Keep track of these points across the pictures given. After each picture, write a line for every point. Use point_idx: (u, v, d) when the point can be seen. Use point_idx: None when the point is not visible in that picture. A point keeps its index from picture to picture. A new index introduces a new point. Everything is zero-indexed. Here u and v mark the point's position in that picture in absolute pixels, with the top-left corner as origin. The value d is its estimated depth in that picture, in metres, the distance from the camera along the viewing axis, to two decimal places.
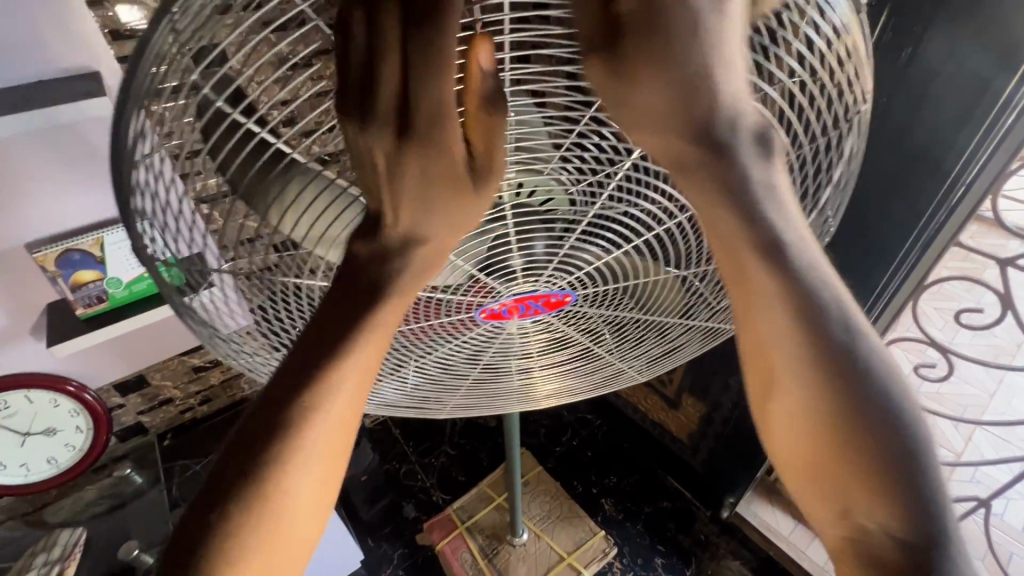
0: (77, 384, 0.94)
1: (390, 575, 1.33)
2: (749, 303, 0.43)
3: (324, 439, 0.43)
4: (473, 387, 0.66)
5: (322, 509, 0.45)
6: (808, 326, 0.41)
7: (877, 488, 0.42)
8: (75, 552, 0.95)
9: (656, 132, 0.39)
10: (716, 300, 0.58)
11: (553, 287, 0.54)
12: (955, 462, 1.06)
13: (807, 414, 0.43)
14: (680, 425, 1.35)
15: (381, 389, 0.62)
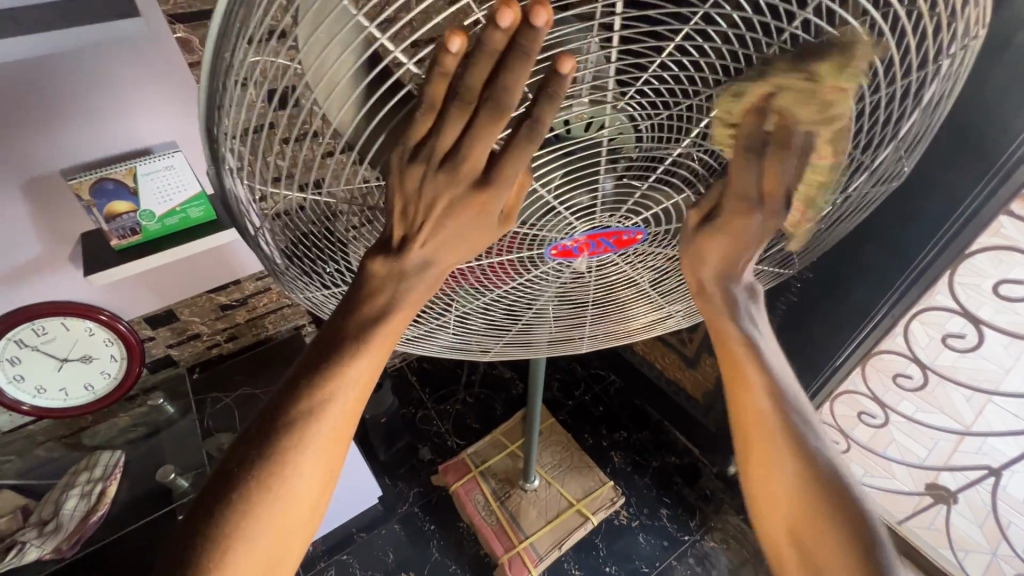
0: (109, 314, 0.96)
1: (406, 511, 1.37)
2: (737, 388, 0.57)
3: (327, 439, 0.42)
4: (520, 330, 0.67)
5: (320, 505, 0.44)
6: (777, 414, 0.55)
7: (841, 549, 0.51)
8: (115, 473, 1.01)
9: (697, 269, 0.54)
10: (764, 244, 0.59)
11: (627, 224, 0.53)
12: (963, 433, 1.08)
13: (785, 481, 0.54)
14: (695, 384, 1.37)
15: (434, 331, 0.62)
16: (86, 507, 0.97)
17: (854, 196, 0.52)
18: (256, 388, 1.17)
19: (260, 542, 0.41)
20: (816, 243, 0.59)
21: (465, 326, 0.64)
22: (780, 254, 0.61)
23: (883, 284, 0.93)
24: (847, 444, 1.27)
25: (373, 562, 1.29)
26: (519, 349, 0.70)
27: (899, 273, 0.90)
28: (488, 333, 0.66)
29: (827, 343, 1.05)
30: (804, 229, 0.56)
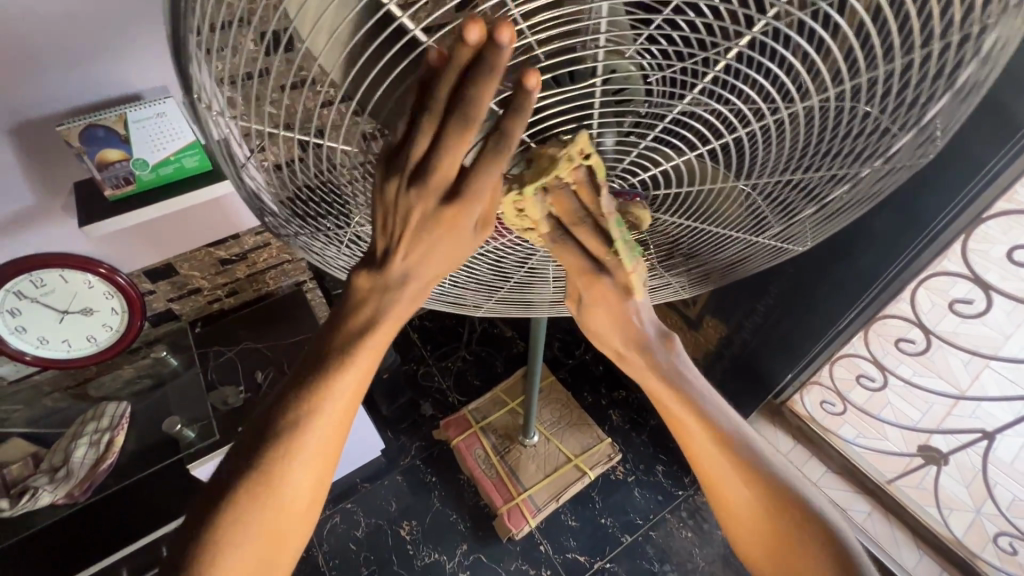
0: (107, 266, 0.95)
1: (407, 464, 1.41)
2: (678, 427, 0.57)
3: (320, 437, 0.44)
4: (512, 288, 0.66)
5: (310, 513, 0.46)
6: (718, 444, 0.55)
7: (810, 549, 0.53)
8: (122, 423, 1.02)
9: (607, 316, 0.56)
10: (780, 219, 0.54)
11: (622, 186, 0.51)
12: (958, 397, 1.09)
13: (750, 502, 0.54)
14: (696, 345, 1.38)
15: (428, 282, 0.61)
16: (95, 456, 0.99)
17: (882, 167, 0.46)
18: (258, 343, 1.16)
19: (247, 548, 0.44)
20: (834, 216, 0.54)
21: (454, 280, 0.62)
22: (795, 229, 0.56)
23: (892, 252, 0.91)
24: (844, 406, 1.28)
25: (377, 511, 1.34)
26: (508, 306, 0.70)
27: (910, 241, 0.88)
28: (480, 289, 0.65)
29: (828, 311, 1.05)
30: (824, 198, 0.51)
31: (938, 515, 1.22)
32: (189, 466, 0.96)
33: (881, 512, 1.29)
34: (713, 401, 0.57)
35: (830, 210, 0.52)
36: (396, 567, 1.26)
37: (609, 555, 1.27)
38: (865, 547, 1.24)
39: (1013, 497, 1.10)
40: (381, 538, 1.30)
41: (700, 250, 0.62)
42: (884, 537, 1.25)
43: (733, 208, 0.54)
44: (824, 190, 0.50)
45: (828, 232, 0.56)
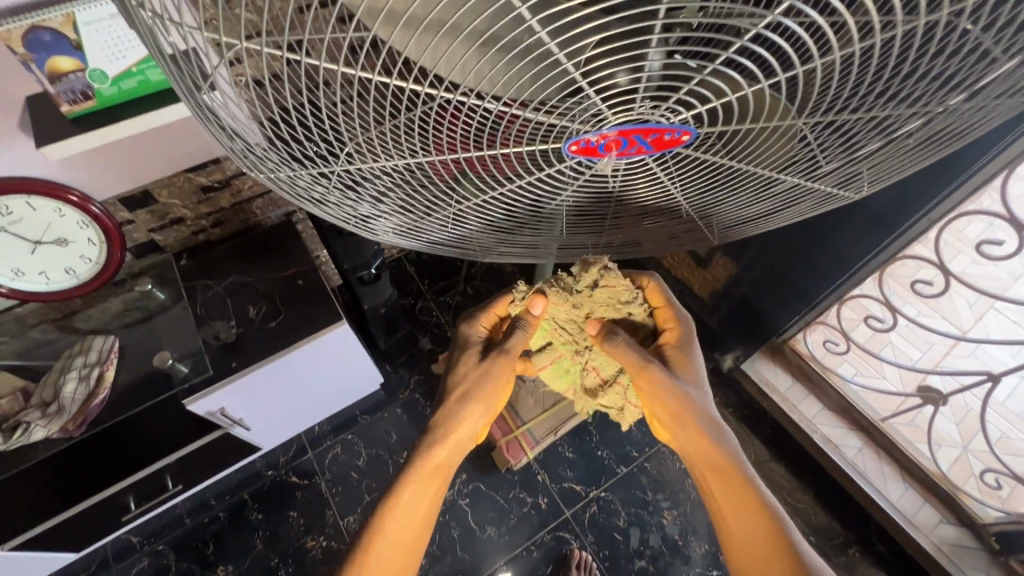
0: (79, 194, 0.87)
1: (407, 396, 1.41)
2: (690, 440, 0.72)
3: (413, 504, 0.71)
4: (535, 230, 0.58)
5: (419, 532, 0.73)
6: (720, 455, 0.70)
7: (777, 552, 0.65)
8: (111, 358, 0.99)
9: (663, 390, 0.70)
10: (827, 161, 0.46)
11: (673, 122, 0.39)
12: (959, 337, 1.07)
13: (733, 502, 0.69)
14: (704, 283, 1.32)
15: (427, 224, 0.53)
16: (87, 390, 0.96)
17: (964, 105, 0.38)
18: (249, 277, 1.08)
19: (391, 550, 0.71)
20: (896, 157, 0.45)
21: (466, 222, 0.54)
22: (848, 171, 0.47)
23: (914, 199, 0.82)
24: (846, 346, 1.27)
25: (377, 441, 1.36)
26: (528, 251, 0.63)
27: (941, 189, 0.79)
28: (498, 231, 0.57)
29: (841, 259, 0.97)
30: (880, 141, 0.42)
31: (927, 451, 1.23)
32: (188, 402, 0.93)
33: (872, 448, 1.31)
34: (724, 432, 0.71)
35: (894, 151, 0.44)
36: None
37: (603, 485, 1.31)
38: (853, 480, 1.27)
39: (1001, 434, 1.11)
40: (382, 466, 1.32)
41: (734, 192, 0.52)
42: (872, 472, 1.28)
43: (783, 148, 0.44)
44: (890, 127, 0.41)
45: (887, 181, 0.49)
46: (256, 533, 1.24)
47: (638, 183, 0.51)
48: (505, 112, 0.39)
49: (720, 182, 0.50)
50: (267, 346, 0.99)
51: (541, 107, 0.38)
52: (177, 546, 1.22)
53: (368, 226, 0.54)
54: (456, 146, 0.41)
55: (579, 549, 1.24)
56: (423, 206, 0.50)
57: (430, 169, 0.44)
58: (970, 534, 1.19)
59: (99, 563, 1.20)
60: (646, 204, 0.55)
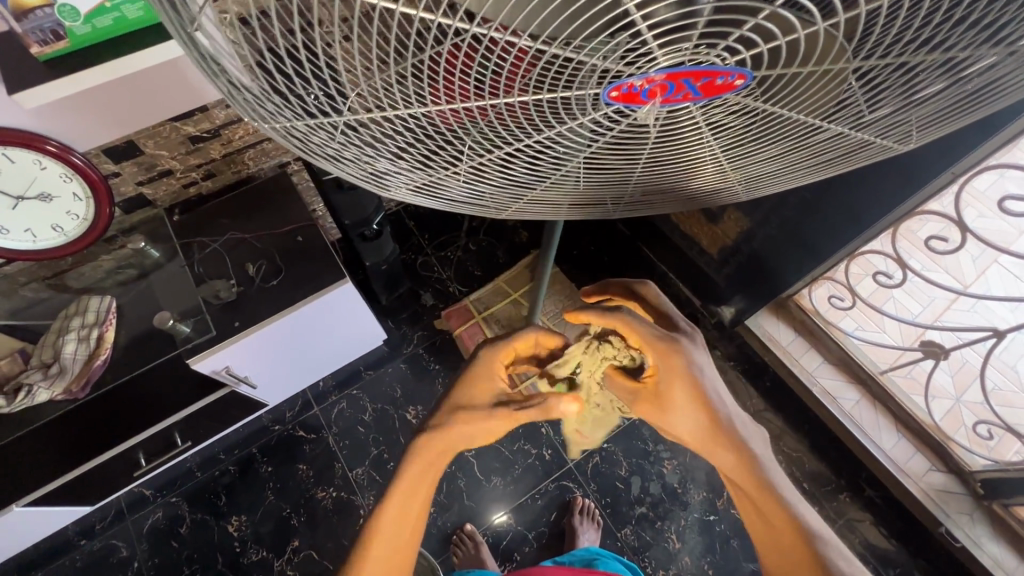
0: (58, 145, 0.81)
1: (411, 352, 1.41)
2: (686, 407, 0.64)
3: (396, 519, 0.61)
4: (551, 191, 0.53)
5: (405, 535, 0.62)
6: (720, 423, 0.62)
7: (788, 522, 0.56)
8: (109, 318, 0.94)
9: (669, 376, 0.65)
10: (873, 108, 0.40)
11: (730, 64, 0.34)
12: (960, 292, 1.08)
13: (737, 470, 0.60)
14: (712, 239, 1.29)
15: (438, 181, 0.48)
16: (87, 351, 0.93)
17: None
18: (245, 233, 1.04)
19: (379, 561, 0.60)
20: (951, 104, 0.39)
21: (478, 181, 0.49)
22: (895, 120, 0.41)
23: (940, 158, 0.78)
24: (852, 301, 1.27)
25: (381, 396, 1.37)
26: (540, 209, 0.58)
27: (973, 146, 0.74)
28: (513, 192, 0.52)
29: (859, 217, 0.94)
30: (945, 82, 0.36)
31: (922, 402, 1.26)
32: (193, 361, 0.90)
33: (869, 399, 1.33)
34: (727, 403, 0.63)
35: (948, 99, 0.38)
36: (403, 446, 1.32)
37: (606, 436, 1.33)
38: (848, 430, 1.30)
39: (994, 387, 1.14)
40: (388, 420, 1.34)
41: (771, 148, 0.46)
42: (868, 422, 1.31)
43: (829, 98, 0.38)
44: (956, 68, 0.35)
45: (943, 127, 0.43)
46: (267, 485, 1.27)
47: (672, 137, 0.44)
48: (536, 52, 0.34)
49: (759, 134, 0.44)
50: (268, 305, 0.96)
51: (580, 46, 0.33)
52: (189, 498, 1.25)
53: (370, 181, 0.49)
54: (479, 92, 0.36)
55: (580, 497, 1.28)
56: (439, 161, 0.45)
57: (445, 118, 0.39)
58: (957, 481, 1.24)
59: (114, 515, 1.23)
60: (678, 161, 0.48)
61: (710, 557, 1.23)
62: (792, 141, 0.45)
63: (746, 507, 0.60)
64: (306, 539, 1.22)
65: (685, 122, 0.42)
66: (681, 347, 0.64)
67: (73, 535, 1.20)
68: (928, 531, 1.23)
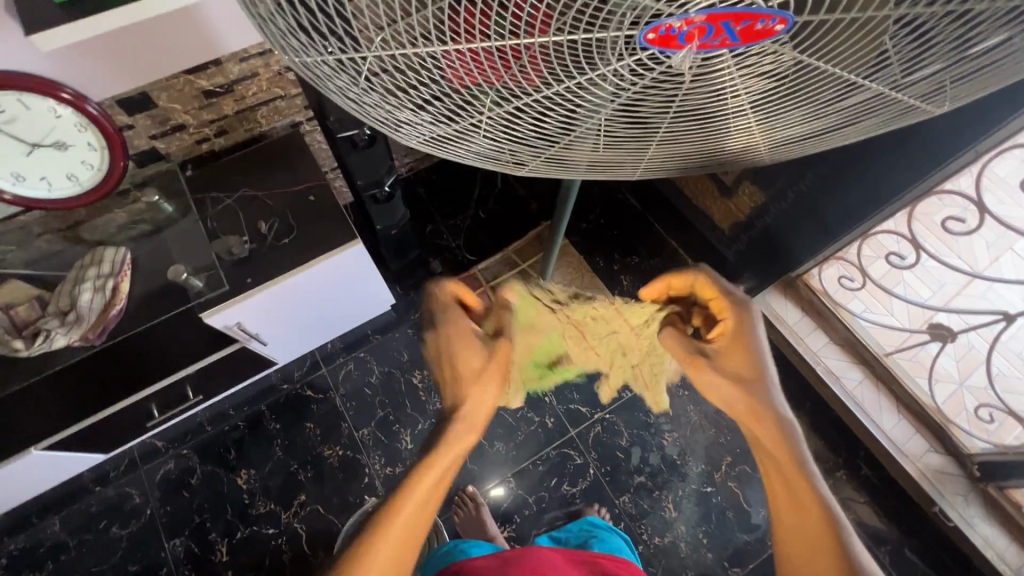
0: (73, 93, 0.81)
1: (418, 317, 1.43)
2: (737, 378, 0.67)
3: (434, 475, 0.63)
4: (574, 152, 0.52)
5: (434, 498, 0.63)
6: (770, 397, 0.65)
7: (811, 502, 0.60)
8: (124, 269, 0.95)
9: (736, 347, 0.68)
10: (914, 69, 0.40)
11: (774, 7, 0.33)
12: (973, 276, 1.09)
13: (776, 444, 0.63)
14: (725, 214, 1.28)
15: (465, 134, 0.48)
16: (102, 301, 0.92)
17: None
18: (258, 191, 1.04)
19: (406, 517, 0.60)
20: (994, 67, 0.39)
21: (503, 137, 0.49)
22: (934, 81, 0.41)
23: (961, 133, 0.77)
24: (862, 281, 1.26)
25: (389, 359, 1.38)
26: (558, 171, 0.57)
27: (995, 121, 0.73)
28: (537, 151, 0.52)
29: (874, 194, 0.93)
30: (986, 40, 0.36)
31: (926, 386, 1.26)
32: (205, 316, 0.92)
33: (873, 380, 1.32)
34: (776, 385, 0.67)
35: (983, 62, 0.38)
36: (408, 409, 1.34)
37: (608, 407, 1.35)
38: (849, 410, 1.30)
39: (997, 371, 1.17)
40: (394, 383, 1.36)
41: (802, 109, 0.46)
42: (869, 402, 1.31)
43: (868, 54, 0.38)
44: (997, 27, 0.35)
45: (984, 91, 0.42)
46: (275, 441, 1.30)
47: (702, 88, 0.43)
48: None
49: (794, 92, 0.44)
50: (280, 262, 0.97)
51: None
52: (200, 451, 1.28)
53: (397, 131, 0.48)
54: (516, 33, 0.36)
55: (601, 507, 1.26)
56: (466, 112, 0.45)
57: (478, 61, 0.39)
58: (954, 463, 1.25)
59: (127, 464, 1.26)
60: (707, 119, 0.47)
61: (706, 526, 1.25)
62: (827, 97, 0.44)
63: (776, 486, 0.63)
64: (312, 494, 1.26)
65: (719, 73, 0.42)
66: (756, 318, 0.69)
67: (88, 482, 1.24)
68: (923, 510, 1.24)
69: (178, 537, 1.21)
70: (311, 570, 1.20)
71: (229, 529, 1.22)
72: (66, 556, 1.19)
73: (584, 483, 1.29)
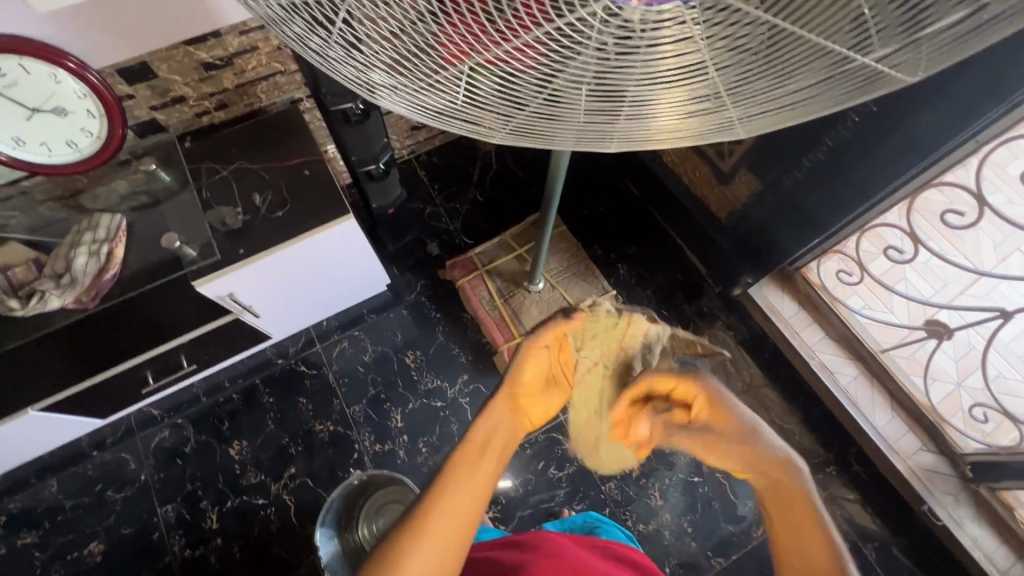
0: (76, 62, 0.84)
1: (413, 299, 1.44)
2: (717, 444, 0.66)
3: (479, 465, 0.57)
4: (544, 124, 0.51)
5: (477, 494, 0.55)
6: (751, 445, 0.62)
7: (797, 512, 0.53)
8: (119, 236, 0.96)
9: (718, 414, 0.67)
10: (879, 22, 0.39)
11: None
12: (980, 274, 1.05)
13: (760, 481, 0.58)
14: (722, 202, 1.27)
15: (431, 95, 0.48)
16: (97, 266, 0.94)
17: None
18: (254, 165, 1.05)
19: (450, 513, 0.52)
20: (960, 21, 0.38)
21: (470, 100, 0.48)
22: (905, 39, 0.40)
23: (958, 120, 0.76)
24: (860, 276, 1.24)
25: (383, 339, 1.40)
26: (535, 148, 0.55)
27: (985, 109, 0.72)
28: (506, 121, 0.51)
29: (869, 183, 0.92)
30: None
31: (921, 384, 1.24)
32: (197, 284, 0.93)
33: (867, 377, 1.31)
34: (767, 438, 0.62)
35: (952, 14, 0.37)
36: (399, 388, 1.35)
37: None
38: (842, 406, 1.29)
39: (998, 374, 1.13)
40: (388, 363, 1.37)
41: (772, 71, 0.44)
42: (863, 399, 1.29)
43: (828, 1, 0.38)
44: None
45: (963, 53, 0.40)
46: (268, 414, 1.32)
47: (661, 41, 0.42)
48: None
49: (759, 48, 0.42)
50: (272, 234, 0.98)
51: None
52: (195, 421, 1.31)
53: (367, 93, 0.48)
54: None
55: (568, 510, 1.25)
56: (422, 67, 0.45)
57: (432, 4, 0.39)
58: (946, 462, 1.23)
59: (124, 431, 1.29)
60: (673, 89, 0.46)
61: (691, 515, 1.25)
62: (791, 62, 0.43)
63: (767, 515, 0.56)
64: (302, 467, 1.28)
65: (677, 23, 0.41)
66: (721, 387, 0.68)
67: (86, 447, 1.27)
68: (911, 509, 1.23)
69: (170, 504, 1.24)
70: (298, 541, 1.22)
71: (220, 498, 1.24)
72: (62, 517, 1.22)
73: (571, 468, 1.29)
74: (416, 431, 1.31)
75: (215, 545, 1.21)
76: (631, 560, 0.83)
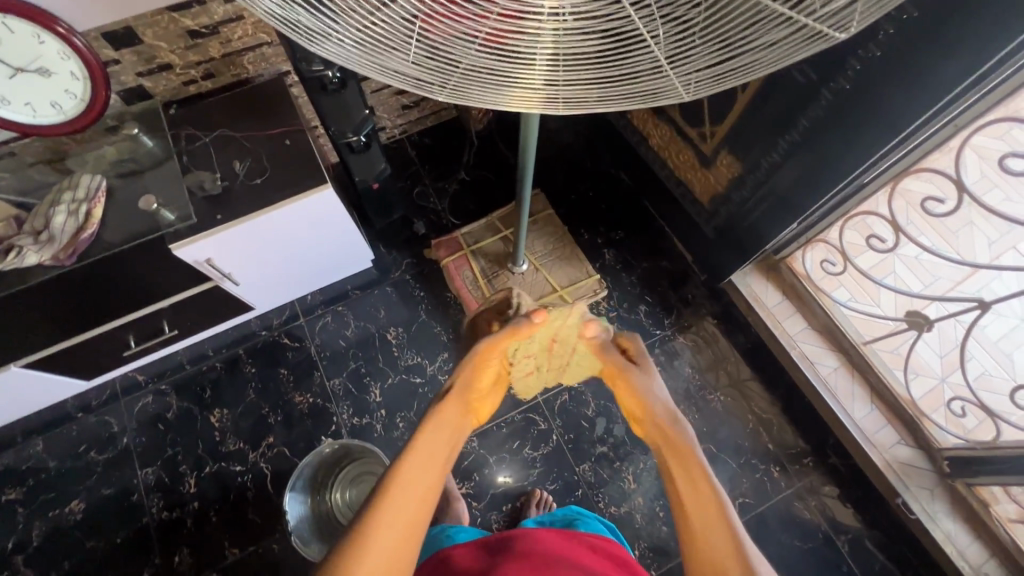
0: (65, 26, 0.86)
1: (398, 277, 1.44)
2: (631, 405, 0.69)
3: (422, 466, 0.52)
4: (480, 73, 0.50)
5: (426, 496, 0.51)
6: (662, 412, 0.65)
7: (695, 484, 0.55)
8: (99, 196, 0.98)
9: (638, 381, 0.71)
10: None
11: None
12: (971, 267, 1.00)
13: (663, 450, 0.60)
14: (705, 187, 1.26)
15: (369, 35, 0.47)
16: (76, 225, 0.96)
17: None
18: (237, 133, 1.06)
19: (389, 525, 0.47)
20: None
21: (405, 42, 0.47)
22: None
23: (930, 97, 0.75)
24: (844, 266, 1.23)
25: (365, 315, 1.41)
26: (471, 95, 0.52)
27: (957, 84, 0.71)
28: (441, 67, 0.50)
29: (845, 165, 0.91)
30: None
31: (902, 378, 1.22)
32: (174, 246, 0.95)
33: (849, 369, 1.30)
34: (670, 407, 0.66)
35: None
36: (379, 363, 1.36)
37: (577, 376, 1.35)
38: (821, 397, 1.28)
39: (983, 370, 1.08)
40: (369, 339, 1.38)
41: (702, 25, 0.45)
42: (842, 391, 1.28)
43: None
44: None
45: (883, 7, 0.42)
46: (250, 384, 1.34)
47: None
48: None
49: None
50: (250, 201, 0.99)
51: None
52: (178, 389, 1.33)
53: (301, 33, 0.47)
54: None
55: (540, 490, 1.26)
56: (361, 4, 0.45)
57: None
58: (923, 457, 1.22)
59: (109, 395, 1.32)
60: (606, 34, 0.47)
61: (664, 500, 1.25)
62: (721, 3, 0.43)
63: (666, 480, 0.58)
64: (280, 437, 1.29)
65: None
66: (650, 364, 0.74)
67: (72, 409, 1.30)
68: (886, 502, 1.22)
69: (151, 467, 1.27)
70: (273, 508, 1.24)
71: (199, 464, 1.27)
72: (46, 476, 1.25)
73: (546, 449, 1.30)
74: (394, 407, 1.33)
75: (192, 509, 1.23)
76: (611, 552, 0.79)
